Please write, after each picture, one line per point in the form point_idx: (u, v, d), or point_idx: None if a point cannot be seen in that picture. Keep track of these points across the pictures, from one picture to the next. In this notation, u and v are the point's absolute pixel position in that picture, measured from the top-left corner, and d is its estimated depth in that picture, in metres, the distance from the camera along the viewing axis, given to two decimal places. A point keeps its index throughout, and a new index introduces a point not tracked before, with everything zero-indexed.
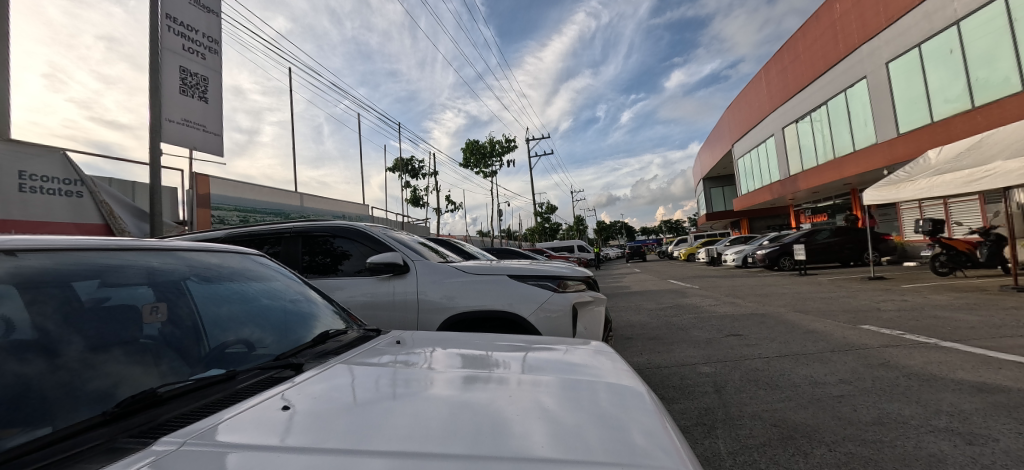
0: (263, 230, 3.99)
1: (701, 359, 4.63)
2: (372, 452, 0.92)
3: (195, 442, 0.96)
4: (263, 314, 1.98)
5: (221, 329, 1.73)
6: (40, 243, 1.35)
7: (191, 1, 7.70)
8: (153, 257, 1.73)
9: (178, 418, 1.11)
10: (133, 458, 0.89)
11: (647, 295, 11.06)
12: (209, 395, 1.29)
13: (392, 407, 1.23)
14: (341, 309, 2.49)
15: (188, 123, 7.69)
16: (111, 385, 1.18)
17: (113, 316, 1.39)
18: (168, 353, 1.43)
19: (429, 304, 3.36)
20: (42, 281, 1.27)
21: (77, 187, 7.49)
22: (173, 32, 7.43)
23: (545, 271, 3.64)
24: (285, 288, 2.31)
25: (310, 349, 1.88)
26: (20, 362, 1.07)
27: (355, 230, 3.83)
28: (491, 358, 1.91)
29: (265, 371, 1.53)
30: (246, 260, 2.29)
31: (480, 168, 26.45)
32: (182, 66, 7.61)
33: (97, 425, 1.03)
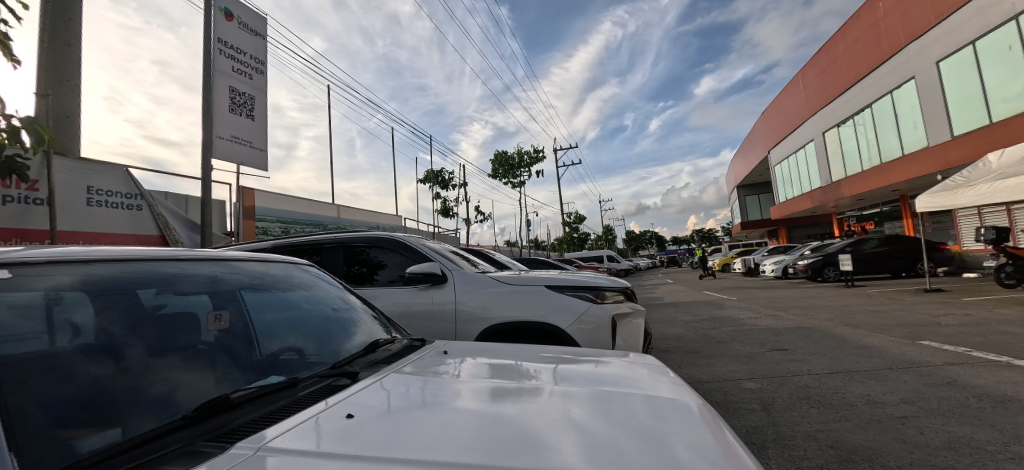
0: (302, 241, 4.11)
1: (745, 375, 4.44)
2: (410, 460, 0.92)
3: (270, 447, 0.97)
4: (308, 323, 2.04)
5: (270, 337, 1.79)
6: (108, 253, 1.45)
7: (240, 26, 8.19)
8: (209, 267, 1.82)
9: (248, 424, 1.14)
10: (215, 460, 0.92)
11: (682, 306, 10.77)
12: (277, 402, 1.32)
13: (426, 416, 1.24)
14: (382, 317, 2.52)
15: (235, 140, 8.12)
16: (171, 390, 1.22)
17: (171, 324, 1.46)
18: (221, 358, 1.48)
19: (467, 314, 3.38)
20: (110, 288, 1.35)
21: (135, 201, 7.96)
22: (223, 54, 7.90)
23: (581, 282, 3.60)
24: (329, 297, 2.36)
25: (363, 358, 1.91)
26: (93, 364, 1.14)
27: (390, 240, 3.91)
28: (521, 367, 1.90)
29: (325, 379, 1.56)
30: (293, 269, 2.37)
31: (508, 178, 26.62)
32: (232, 86, 8.07)
33: (177, 429, 1.08)
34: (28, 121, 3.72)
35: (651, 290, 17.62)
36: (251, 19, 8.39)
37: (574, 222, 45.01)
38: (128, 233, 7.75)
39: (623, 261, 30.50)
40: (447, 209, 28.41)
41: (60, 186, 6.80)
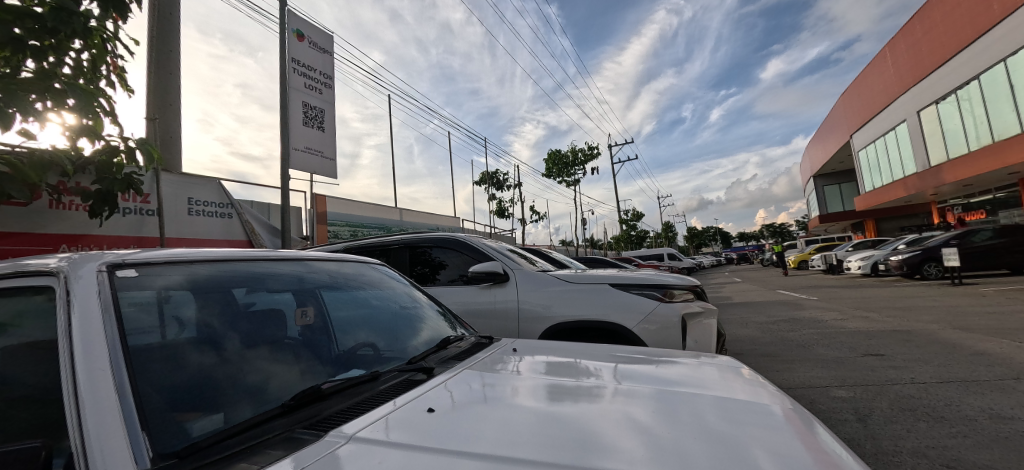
0: (369, 242, 4.32)
1: (833, 382, 4.03)
2: (477, 453, 0.92)
3: (358, 437, 0.99)
4: (381, 319, 2.12)
5: (346, 334, 1.88)
6: (205, 256, 1.60)
7: (311, 45, 8.89)
8: (290, 267, 1.95)
9: (339, 414, 1.17)
10: (316, 445, 0.95)
11: (754, 306, 10.06)
12: (362, 394, 1.36)
13: (486, 411, 1.22)
14: (447, 312, 2.58)
15: (309, 151, 8.80)
16: (263, 379, 1.29)
17: (261, 319, 1.57)
18: (305, 351, 1.57)
19: (529, 313, 3.40)
20: (209, 286, 1.48)
21: (226, 209, 8.88)
22: (296, 73, 8.62)
23: (647, 280, 3.48)
24: (398, 294, 2.45)
25: (436, 354, 1.96)
26: (199, 353, 1.25)
27: (452, 240, 4.03)
28: (580, 365, 1.85)
29: (402, 373, 1.62)
30: (363, 268, 2.48)
31: (562, 177, 26.46)
32: (304, 101, 8.75)
33: (276, 416, 1.13)
34: (143, 142, 4.28)
35: (717, 289, 16.67)
36: (319, 38, 9.06)
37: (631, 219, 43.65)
38: (221, 238, 8.67)
39: (684, 259, 29.16)
40: (502, 209, 28.87)
41: (167, 199, 7.79)
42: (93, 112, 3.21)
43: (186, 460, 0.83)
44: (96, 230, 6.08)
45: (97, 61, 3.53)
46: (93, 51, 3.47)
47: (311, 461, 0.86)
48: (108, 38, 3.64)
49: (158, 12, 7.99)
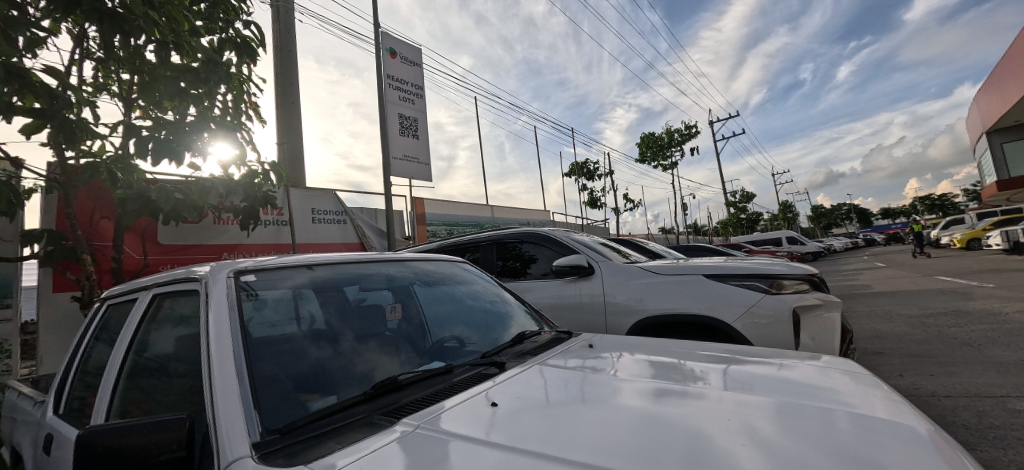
0: (461, 240, 4.46)
1: (1018, 392, 3.14)
2: (530, 450, 0.93)
3: (427, 427, 1.07)
4: (470, 315, 2.15)
5: (440, 327, 1.95)
6: (322, 259, 1.84)
7: (403, 61, 9.75)
8: (390, 267, 2.11)
9: (414, 403, 1.25)
10: (385, 432, 1.04)
11: (905, 296, 8.30)
12: (436, 385, 1.41)
13: (588, 412, 1.19)
14: (532, 310, 2.51)
15: (406, 158, 9.65)
16: (370, 369, 1.42)
17: (368, 314, 1.72)
18: (404, 345, 1.68)
19: (617, 306, 3.28)
20: (325, 286, 1.68)
21: (341, 217, 10.20)
22: (392, 87, 9.50)
23: (750, 269, 3.10)
24: (484, 291, 2.45)
25: (512, 348, 1.94)
26: (317, 348, 1.41)
27: (540, 235, 4.06)
28: (686, 367, 1.70)
29: (475, 367, 1.64)
30: (453, 267, 2.55)
31: (657, 161, 24.91)
32: (400, 112, 9.59)
33: (359, 402, 1.21)
34: (274, 165, 5.12)
35: (853, 276, 14.16)
36: (410, 53, 9.87)
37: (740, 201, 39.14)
38: (339, 241, 9.95)
39: (807, 242, 25.32)
40: (594, 200, 28.25)
41: (297, 211, 9.23)
42: (235, 143, 3.92)
43: (286, 435, 0.98)
44: (245, 241, 7.42)
45: (238, 100, 4.32)
46: (234, 93, 4.25)
47: (378, 446, 0.95)
48: (244, 81, 4.43)
49: (282, 53, 9.46)
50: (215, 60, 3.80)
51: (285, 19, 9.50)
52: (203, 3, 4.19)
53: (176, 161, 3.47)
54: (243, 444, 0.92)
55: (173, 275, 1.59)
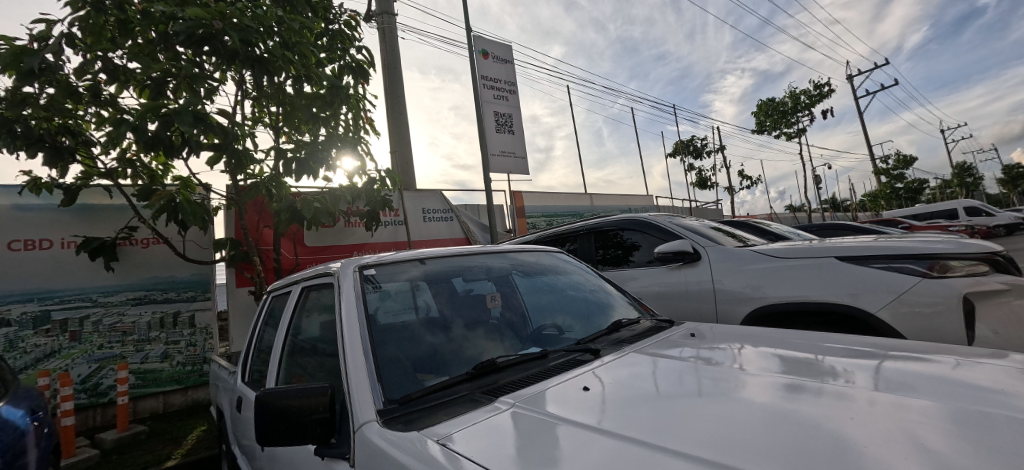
0: (561, 230, 4.42)
1: None
2: (626, 437, 0.94)
3: (522, 407, 1.13)
4: (571, 304, 2.11)
5: (540, 314, 1.96)
6: (432, 253, 2.01)
7: (495, 60, 9.72)
8: (493, 259, 2.16)
9: (512, 384, 1.33)
10: (484, 408, 1.13)
11: None
12: (531, 368, 1.47)
13: (703, 406, 1.12)
14: (633, 300, 2.39)
15: (504, 154, 9.57)
16: (479, 353, 1.55)
17: (473, 302, 1.83)
18: (507, 332, 1.76)
19: (728, 294, 3.03)
20: (436, 278, 1.84)
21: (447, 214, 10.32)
22: (486, 87, 9.49)
23: (901, 249, 2.58)
24: (583, 280, 2.36)
25: (607, 335, 1.90)
26: (432, 333, 1.57)
27: (641, 221, 3.91)
28: (825, 363, 1.49)
29: (569, 353, 1.65)
30: (551, 258, 2.46)
31: (779, 129, 21.82)
32: (495, 110, 9.59)
33: (462, 380, 1.33)
34: (389, 171, 5.77)
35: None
36: (501, 50, 9.78)
37: (892, 168, 32.03)
38: (447, 238, 9.95)
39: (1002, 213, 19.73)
40: (704, 180, 26.22)
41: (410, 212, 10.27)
42: (355, 155, 4.55)
43: (402, 406, 1.13)
44: (367, 240, 8.32)
45: (356, 118, 4.96)
46: (352, 112, 4.90)
47: (480, 420, 1.05)
48: (360, 100, 5.08)
49: (387, 70, 10.20)
50: (337, 86, 4.47)
51: (390, 39, 9.79)
52: (326, 38, 4.94)
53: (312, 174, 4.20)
54: (370, 409, 1.11)
55: (312, 271, 1.93)
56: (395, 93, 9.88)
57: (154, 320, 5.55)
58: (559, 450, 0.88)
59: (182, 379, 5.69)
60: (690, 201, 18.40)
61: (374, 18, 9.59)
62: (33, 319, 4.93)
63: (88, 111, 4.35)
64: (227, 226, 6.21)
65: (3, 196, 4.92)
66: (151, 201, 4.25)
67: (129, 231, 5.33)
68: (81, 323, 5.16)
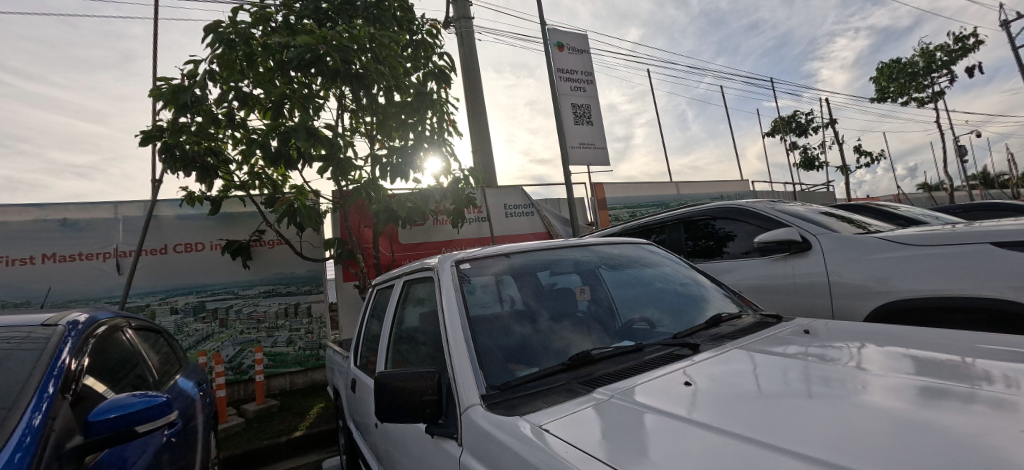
0: (646, 221, 4.22)
1: None
2: (736, 434, 0.85)
3: (621, 397, 1.09)
4: (661, 297, 1.99)
5: (628, 308, 1.89)
6: (516, 248, 2.02)
7: (570, 51, 8.76)
8: (577, 252, 2.10)
9: (609, 376, 1.29)
10: (583, 398, 1.11)
11: None
12: (628, 361, 1.42)
13: (811, 408, 0.97)
14: (732, 293, 2.20)
15: (584, 146, 8.58)
16: (566, 345, 1.54)
17: (558, 295, 1.81)
18: (594, 325, 1.71)
19: (845, 288, 2.65)
20: (520, 272, 1.85)
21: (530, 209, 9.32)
22: (562, 79, 8.55)
23: None
24: (673, 272, 2.21)
25: (705, 331, 1.76)
26: (519, 324, 1.59)
27: (736, 209, 3.60)
28: (976, 366, 1.21)
29: (666, 347, 1.56)
30: (638, 250, 2.33)
31: (911, 94, 18.37)
32: (573, 102, 8.60)
33: (558, 370, 1.33)
34: (473, 170, 6.02)
35: None
36: (577, 39, 8.79)
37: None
38: (529, 233, 9.09)
39: None
40: (811, 160, 23.23)
41: None
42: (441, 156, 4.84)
43: (503, 392, 1.16)
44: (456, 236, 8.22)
45: (440, 121, 5.23)
46: (437, 115, 5.18)
47: (577, 409, 1.03)
48: (444, 103, 5.38)
49: (466, 73, 9.97)
50: (422, 93, 4.88)
51: (467, 43, 9.89)
52: (410, 49, 5.32)
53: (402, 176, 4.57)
54: (474, 393, 1.16)
55: (412, 266, 2.07)
56: (474, 96, 9.63)
57: (282, 309, 6.46)
58: (656, 443, 0.82)
59: (303, 362, 6.50)
60: (798, 184, 16.27)
61: (453, 24, 9.91)
62: (193, 308, 6.02)
63: (226, 134, 5.14)
64: (334, 228, 6.94)
65: (169, 209, 6.06)
66: (276, 206, 4.97)
67: (259, 234, 6.29)
68: (228, 312, 6.18)
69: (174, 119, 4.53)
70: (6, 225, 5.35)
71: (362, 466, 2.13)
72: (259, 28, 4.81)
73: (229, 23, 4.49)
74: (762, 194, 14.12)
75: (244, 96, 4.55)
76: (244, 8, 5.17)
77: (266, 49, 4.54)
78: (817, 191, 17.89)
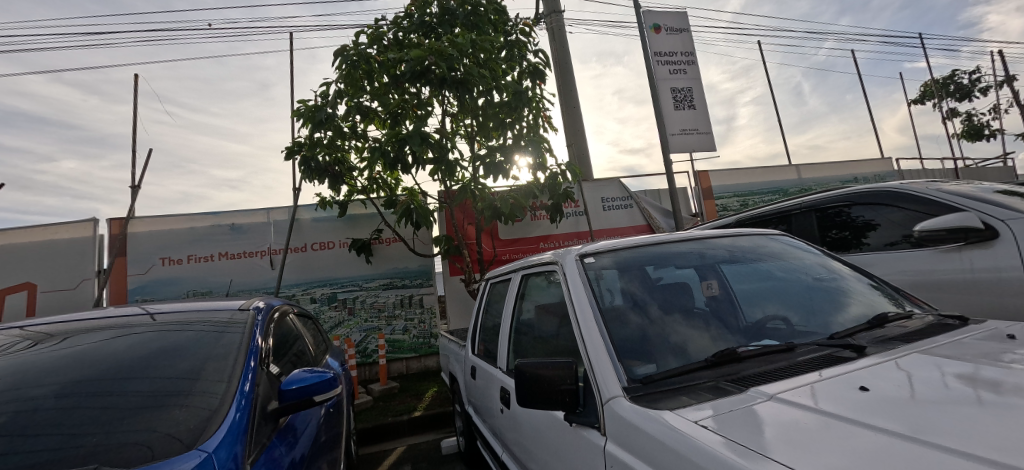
0: (765, 212, 3.92)
1: None
2: (916, 441, 0.71)
3: (781, 399, 1.00)
4: (792, 292, 1.78)
5: (749, 305, 1.72)
6: (622, 243, 1.90)
7: (668, 31, 8.02)
8: (691, 244, 1.94)
9: (760, 376, 1.19)
10: (736, 397, 1.04)
11: None
12: (779, 361, 1.29)
13: (990, 417, 0.79)
14: (883, 286, 1.90)
15: (686, 132, 7.83)
16: (683, 341, 1.44)
17: (668, 290, 1.68)
18: (713, 320, 1.58)
19: None
20: (626, 266, 1.74)
21: (627, 201, 8.88)
22: (660, 63, 7.91)
23: None
24: (805, 265, 1.96)
25: (866, 331, 1.53)
26: (635, 314, 1.51)
27: (879, 193, 3.18)
28: None
29: (823, 348, 1.39)
30: (764, 240, 2.09)
31: None
32: (672, 86, 7.88)
33: (703, 367, 1.27)
34: (570, 164, 6.01)
35: None
36: (675, 19, 8.05)
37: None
38: (628, 226, 8.76)
39: None
40: (978, 127, 19.08)
41: None
42: (538, 152, 4.95)
43: (646, 385, 1.16)
44: (554, 231, 8.20)
45: (536, 117, 5.33)
46: (534, 112, 5.30)
47: (739, 408, 0.97)
48: (539, 99, 5.46)
49: (558, 67, 9.95)
50: (518, 92, 4.97)
51: (559, 37, 9.87)
52: (507, 50, 5.48)
53: (500, 174, 4.79)
54: (615, 385, 1.16)
55: (532, 261, 2.13)
56: (568, 89, 9.60)
57: (399, 300, 7.14)
58: (831, 448, 0.73)
59: (419, 349, 7.10)
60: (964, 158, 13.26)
61: (543, 19, 9.91)
62: (328, 298, 6.93)
63: (351, 144, 5.81)
64: (442, 226, 7.48)
65: (308, 213, 7.06)
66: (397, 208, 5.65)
67: (379, 233, 7.00)
68: (354, 302, 7.00)
69: (311, 134, 5.27)
70: (196, 230, 6.70)
71: (483, 446, 2.36)
72: (374, 47, 5.33)
73: (353, 46, 5.05)
74: (911, 173, 11.76)
75: (366, 108, 5.09)
76: (363, 31, 5.77)
77: (383, 65, 5.02)
78: (990, 167, 14.41)
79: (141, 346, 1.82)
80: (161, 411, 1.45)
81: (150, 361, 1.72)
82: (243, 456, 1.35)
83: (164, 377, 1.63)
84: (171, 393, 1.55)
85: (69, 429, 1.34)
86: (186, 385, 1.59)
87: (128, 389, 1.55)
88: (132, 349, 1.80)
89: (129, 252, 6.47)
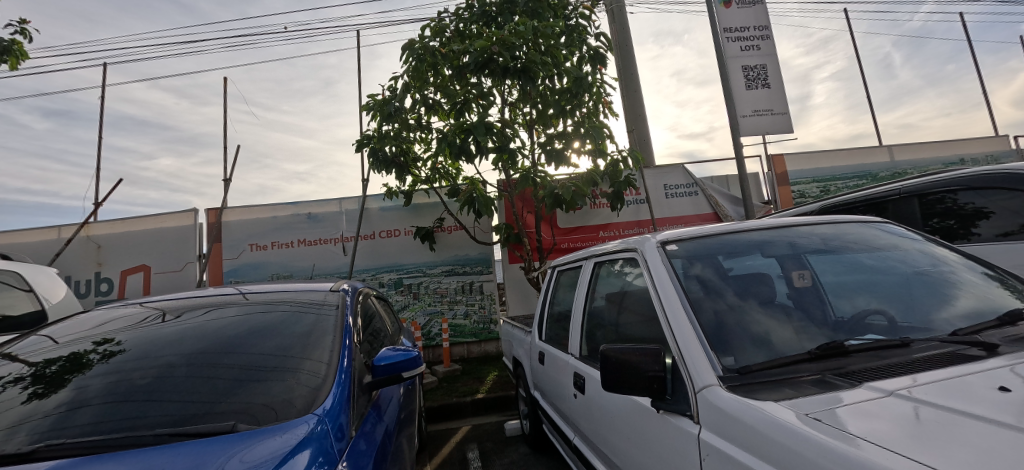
0: (851, 199, 3.63)
1: None
2: None
3: (900, 395, 0.92)
4: (893, 284, 1.62)
5: (838, 297, 1.59)
6: (695, 231, 1.84)
7: (739, 5, 7.46)
8: (770, 233, 1.83)
9: (872, 371, 1.12)
10: (848, 391, 0.98)
11: None
12: (890, 357, 1.20)
13: None
14: (1004, 278, 1.68)
15: (759, 113, 7.28)
16: (765, 331, 1.36)
17: (741, 280, 1.59)
18: (796, 310, 1.49)
19: None
20: (698, 254, 1.68)
21: (691, 189, 8.47)
22: (730, 40, 7.39)
23: None
24: (907, 254, 1.78)
25: (995, 329, 1.37)
26: (711, 300, 1.46)
27: (993, 177, 2.82)
28: None
29: (944, 345, 1.27)
30: (859, 228, 1.93)
31: None
32: (743, 64, 7.34)
33: (804, 360, 1.22)
34: (631, 150, 5.83)
35: None
36: None
37: None
38: (692, 214, 8.37)
39: None
40: None
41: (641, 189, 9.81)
42: (599, 139, 4.86)
43: (742, 375, 1.14)
44: (615, 219, 8.03)
45: (597, 103, 5.22)
46: (594, 98, 5.19)
47: (852, 402, 0.91)
48: (600, 84, 5.34)
49: (617, 50, 9.63)
50: (579, 77, 4.90)
51: (619, 18, 9.53)
52: (568, 35, 5.39)
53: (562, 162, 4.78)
54: (709, 374, 1.15)
55: (605, 249, 2.12)
56: (627, 72, 9.25)
57: (460, 286, 7.38)
58: (967, 444, 0.67)
59: (477, 333, 7.32)
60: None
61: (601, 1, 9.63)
62: (394, 283, 7.31)
63: (416, 135, 6.02)
64: (501, 214, 7.60)
65: (375, 203, 7.46)
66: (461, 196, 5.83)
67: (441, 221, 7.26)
68: (418, 287, 7.32)
69: (380, 127, 5.54)
70: (278, 218, 7.32)
71: (547, 424, 2.44)
72: (437, 39, 5.45)
73: (420, 40, 5.19)
74: None
75: (432, 100, 5.27)
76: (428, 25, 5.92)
77: (446, 57, 5.15)
78: None
79: (238, 324, 2.03)
80: (267, 381, 1.63)
81: (246, 337, 1.92)
82: (347, 425, 1.50)
83: (263, 352, 1.81)
84: (270, 366, 1.72)
85: (195, 396, 1.53)
86: (283, 361, 1.77)
87: (232, 362, 1.73)
88: (233, 326, 2.01)
89: (224, 239, 7.21)
